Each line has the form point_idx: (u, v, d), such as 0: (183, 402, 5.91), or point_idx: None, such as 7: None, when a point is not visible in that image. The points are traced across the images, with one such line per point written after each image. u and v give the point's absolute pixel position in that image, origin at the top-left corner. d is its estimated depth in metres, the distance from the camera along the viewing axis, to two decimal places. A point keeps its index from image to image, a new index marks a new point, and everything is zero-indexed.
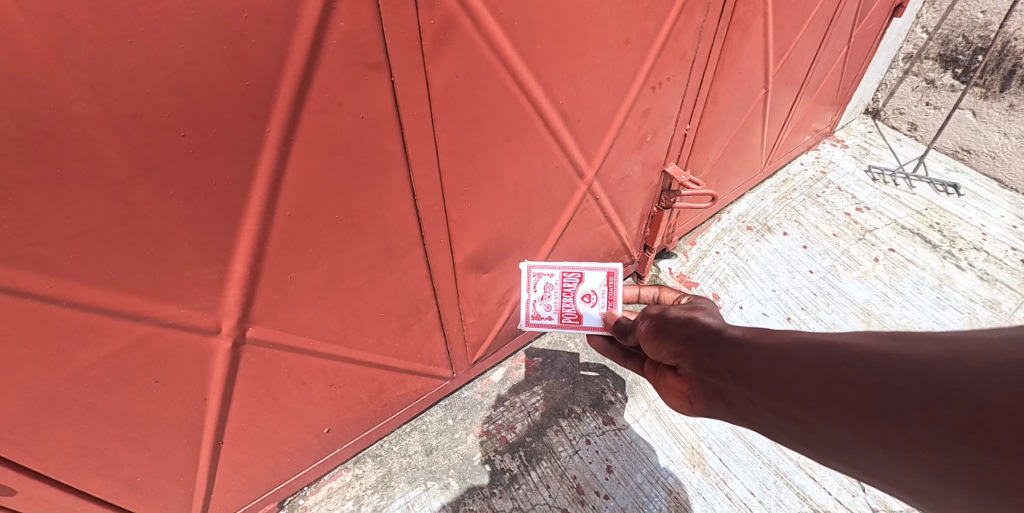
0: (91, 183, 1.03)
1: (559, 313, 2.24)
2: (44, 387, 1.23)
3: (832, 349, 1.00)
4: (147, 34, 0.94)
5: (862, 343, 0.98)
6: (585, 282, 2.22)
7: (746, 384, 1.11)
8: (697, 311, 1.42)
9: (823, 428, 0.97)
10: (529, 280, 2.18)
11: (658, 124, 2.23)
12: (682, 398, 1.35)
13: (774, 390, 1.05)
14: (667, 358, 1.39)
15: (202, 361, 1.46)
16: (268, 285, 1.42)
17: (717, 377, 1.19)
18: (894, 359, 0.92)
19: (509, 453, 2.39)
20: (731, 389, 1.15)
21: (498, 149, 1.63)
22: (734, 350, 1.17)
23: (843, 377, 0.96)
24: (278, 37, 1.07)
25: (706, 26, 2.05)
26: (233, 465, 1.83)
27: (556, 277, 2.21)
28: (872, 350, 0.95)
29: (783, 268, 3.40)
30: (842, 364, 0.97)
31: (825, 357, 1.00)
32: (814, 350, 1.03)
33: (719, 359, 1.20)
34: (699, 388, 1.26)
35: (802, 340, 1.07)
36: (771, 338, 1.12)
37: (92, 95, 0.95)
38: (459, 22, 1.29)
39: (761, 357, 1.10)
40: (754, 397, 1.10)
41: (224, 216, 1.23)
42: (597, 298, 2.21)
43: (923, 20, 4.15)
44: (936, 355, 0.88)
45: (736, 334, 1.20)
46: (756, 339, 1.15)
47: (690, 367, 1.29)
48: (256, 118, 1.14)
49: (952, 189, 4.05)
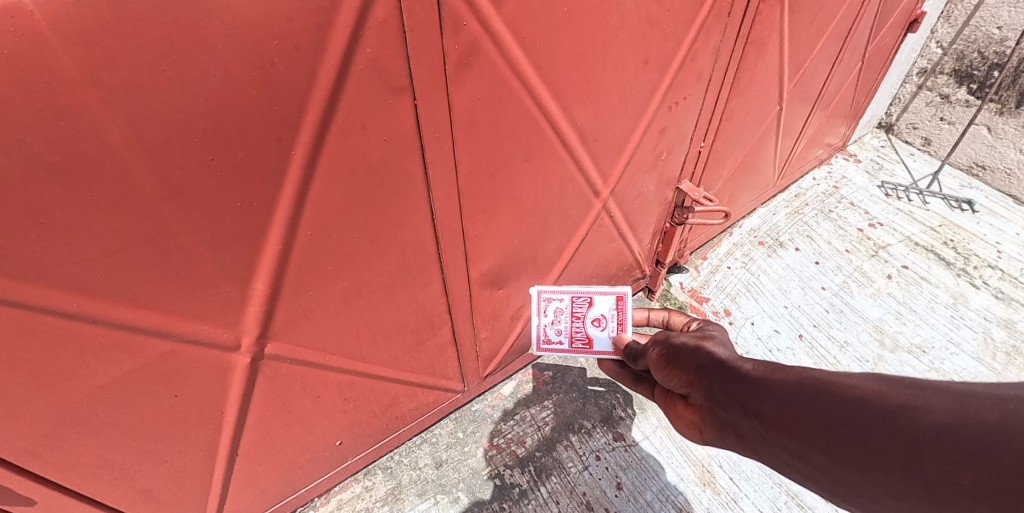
0: (120, 205, 1.05)
1: (569, 337, 2.24)
2: (67, 400, 1.25)
3: (844, 391, 0.99)
4: (181, 61, 0.96)
5: (874, 386, 0.97)
6: (594, 306, 2.21)
7: (758, 420, 1.10)
8: (707, 340, 1.41)
9: (835, 471, 0.96)
10: (539, 305, 2.20)
11: (674, 142, 2.23)
12: (692, 427, 1.34)
13: (786, 427, 1.04)
14: (679, 386, 1.38)
15: (220, 376, 1.47)
16: (288, 301, 1.43)
17: (729, 409, 1.19)
18: (906, 406, 0.91)
19: (518, 468, 2.39)
20: (743, 423, 1.14)
21: (517, 168, 1.64)
22: (746, 383, 1.16)
23: (856, 420, 0.95)
24: (306, 63, 1.09)
25: (724, 45, 2.06)
26: (247, 477, 1.84)
27: (566, 302, 2.22)
28: (885, 397, 0.95)
29: (795, 284, 3.38)
30: (856, 407, 0.96)
31: (838, 399, 0.99)
32: (826, 389, 1.01)
33: (731, 391, 1.19)
34: (709, 418, 1.25)
35: (814, 377, 1.06)
36: (782, 374, 1.11)
37: (125, 120, 0.97)
38: (482, 46, 1.31)
39: (772, 393, 1.10)
40: (765, 434, 1.08)
41: (248, 235, 1.25)
42: (606, 322, 2.21)
43: (938, 35, 4.13)
44: (949, 407, 0.87)
45: (748, 367, 1.19)
46: (767, 373, 1.14)
47: (701, 397, 1.28)
48: (283, 141, 1.15)
49: (966, 205, 4.01)
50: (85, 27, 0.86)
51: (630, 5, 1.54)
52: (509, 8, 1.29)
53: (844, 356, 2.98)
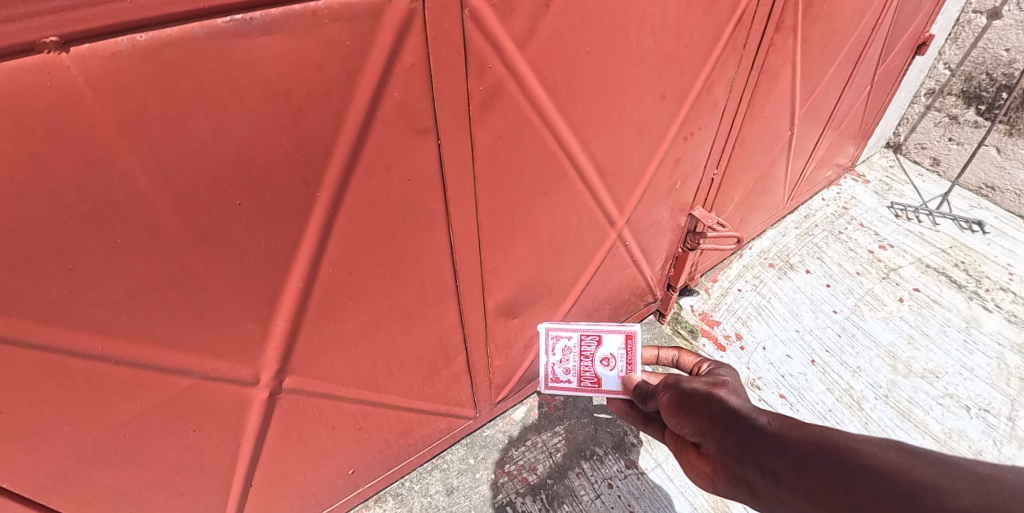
0: (148, 249, 1.06)
1: (577, 376, 2.11)
2: (87, 438, 1.25)
3: (863, 459, 0.96)
4: (213, 112, 0.97)
5: (895, 458, 0.92)
6: (603, 345, 2.09)
7: (774, 480, 1.07)
8: (719, 387, 1.39)
9: None
10: (547, 342, 2.13)
11: (688, 171, 2.24)
12: (704, 477, 1.30)
13: (805, 492, 1.00)
14: (690, 434, 1.35)
15: (238, 410, 1.47)
16: (308, 336, 1.43)
17: (744, 464, 1.15)
18: (929, 484, 0.86)
19: (530, 496, 2.36)
20: (758, 481, 1.11)
21: (535, 202, 1.64)
22: (762, 438, 1.14)
23: (875, 492, 0.90)
24: (334, 108, 1.10)
25: (738, 76, 2.07)
26: (260, 507, 1.83)
27: (574, 340, 2.12)
28: (906, 472, 0.89)
29: (806, 308, 3.36)
30: (875, 479, 0.91)
31: (857, 467, 0.95)
32: (845, 455, 0.98)
33: (745, 446, 1.16)
34: (722, 471, 1.22)
35: (833, 440, 1.03)
36: (800, 432, 1.09)
37: (157, 169, 0.98)
38: (505, 87, 1.32)
39: (789, 453, 1.07)
40: (782, 496, 1.05)
41: (271, 274, 1.25)
42: (615, 362, 2.06)
43: (946, 57, 4.15)
44: (977, 493, 0.81)
45: (764, 421, 1.17)
46: (784, 430, 1.12)
47: (713, 448, 1.25)
48: (309, 184, 1.16)
49: (977, 227, 3.99)
50: (122, 82, 0.87)
51: (649, 42, 1.56)
52: (532, 49, 1.30)
53: (857, 382, 2.95)
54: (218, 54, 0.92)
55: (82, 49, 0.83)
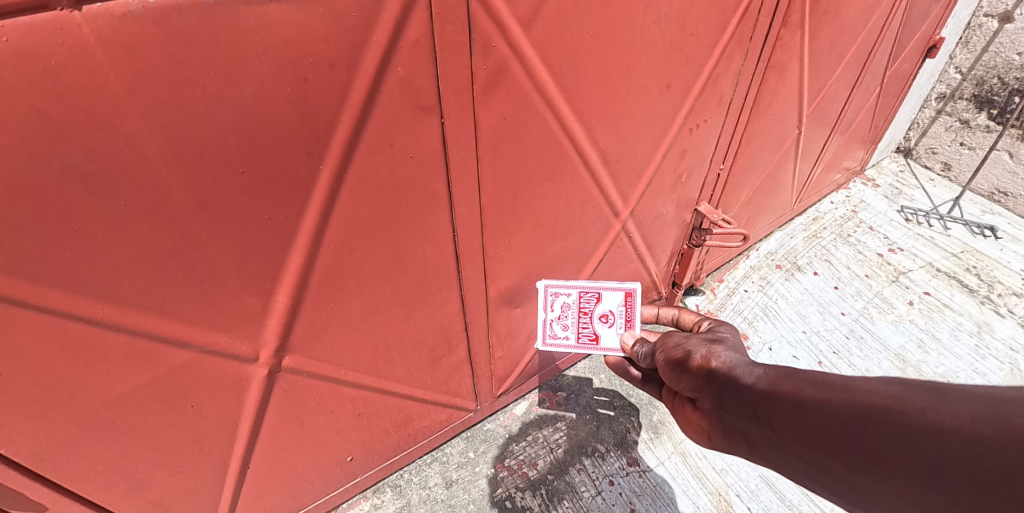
0: (152, 215, 1.07)
1: (575, 333, 2.07)
2: (87, 408, 1.26)
3: (861, 396, 0.96)
4: (219, 77, 0.97)
5: (895, 392, 0.92)
6: (603, 302, 2.04)
7: (770, 429, 1.08)
8: (716, 343, 1.39)
9: (859, 485, 0.92)
10: (546, 299, 2.03)
11: (693, 164, 2.23)
12: (700, 432, 1.33)
13: (801, 439, 1.02)
14: (686, 390, 1.37)
15: (237, 388, 1.48)
16: (308, 315, 1.44)
17: (740, 416, 1.17)
18: (931, 413, 0.86)
19: (530, 491, 2.34)
20: (756, 431, 1.13)
21: (539, 189, 1.64)
22: (757, 389, 1.15)
23: (880, 429, 0.91)
24: (339, 81, 1.10)
25: (745, 69, 2.06)
26: (257, 491, 1.83)
27: (574, 297, 2.04)
28: (907, 404, 0.90)
29: (814, 309, 3.32)
30: (876, 415, 0.92)
31: (858, 406, 0.95)
32: (841, 396, 0.99)
33: (741, 398, 1.17)
34: (718, 426, 1.24)
35: (830, 381, 1.03)
36: (795, 378, 1.09)
37: (163, 133, 0.99)
38: (510, 68, 1.32)
39: (786, 400, 1.07)
40: (781, 443, 1.06)
41: (273, 248, 1.26)
42: (614, 318, 2.04)
43: (957, 61, 4.11)
44: (976, 412, 0.82)
45: (758, 372, 1.18)
46: (779, 378, 1.13)
47: (709, 403, 1.26)
48: (312, 156, 1.16)
49: (989, 232, 3.93)
50: (130, 43, 0.89)
51: (655, 29, 1.55)
52: (537, 31, 1.31)
53: None
54: (224, 20, 0.93)
55: (93, 8, 0.84)
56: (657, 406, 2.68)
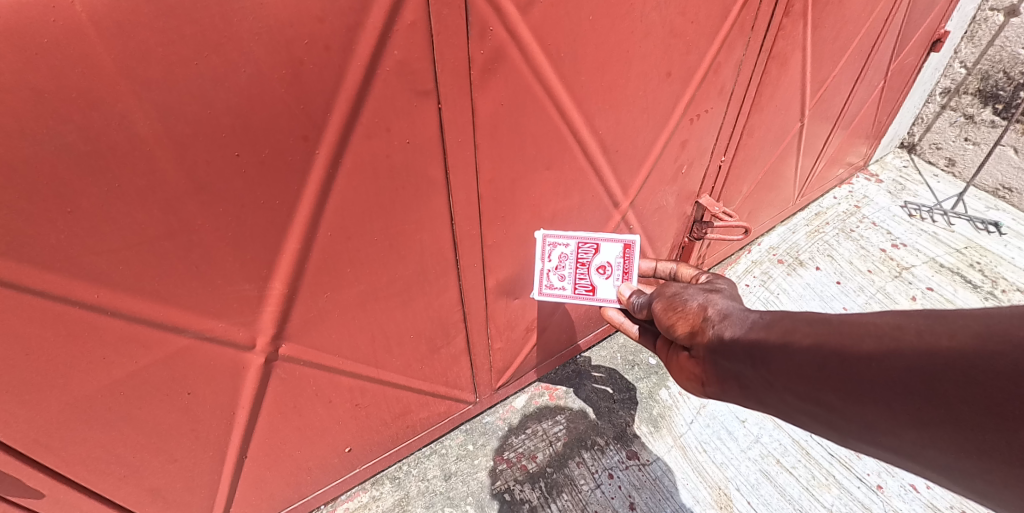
0: (147, 197, 1.06)
1: (572, 284, 1.96)
2: (83, 393, 1.26)
3: (855, 326, 1.00)
4: (213, 57, 0.97)
5: (890, 319, 0.96)
6: (601, 253, 1.94)
7: (765, 367, 1.13)
8: (714, 293, 1.46)
9: (848, 409, 0.96)
10: (543, 250, 1.88)
11: (694, 156, 2.21)
12: (695, 380, 1.41)
13: (795, 372, 1.06)
14: (682, 339, 1.44)
15: (234, 375, 1.48)
16: (305, 303, 1.43)
17: (734, 360, 1.23)
18: (921, 333, 0.90)
19: (529, 484, 2.33)
20: (748, 372, 1.18)
21: (537, 177, 1.63)
22: (752, 332, 1.21)
23: (872, 351, 0.95)
24: (335, 64, 1.10)
25: (746, 59, 2.04)
26: (255, 480, 1.84)
27: (572, 247, 1.90)
28: (900, 327, 0.93)
29: (815, 304, 3.30)
30: (869, 341, 0.96)
31: (853, 335, 0.99)
32: (835, 329, 1.03)
33: (736, 342, 1.23)
34: (712, 371, 1.31)
35: (826, 318, 1.08)
36: (791, 319, 1.15)
37: (156, 113, 0.98)
38: (507, 53, 1.31)
39: (781, 337, 1.12)
40: (772, 380, 1.12)
41: (269, 233, 1.25)
42: (612, 270, 1.95)
43: (962, 55, 4.08)
44: (970, 328, 0.84)
45: (754, 318, 1.24)
46: (775, 320, 1.19)
47: (704, 350, 1.33)
48: (308, 140, 1.16)
49: (993, 228, 3.89)
50: (123, 21, 0.88)
51: (655, 16, 1.54)
52: (535, 15, 1.29)
53: None
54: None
55: None
56: (657, 400, 2.67)
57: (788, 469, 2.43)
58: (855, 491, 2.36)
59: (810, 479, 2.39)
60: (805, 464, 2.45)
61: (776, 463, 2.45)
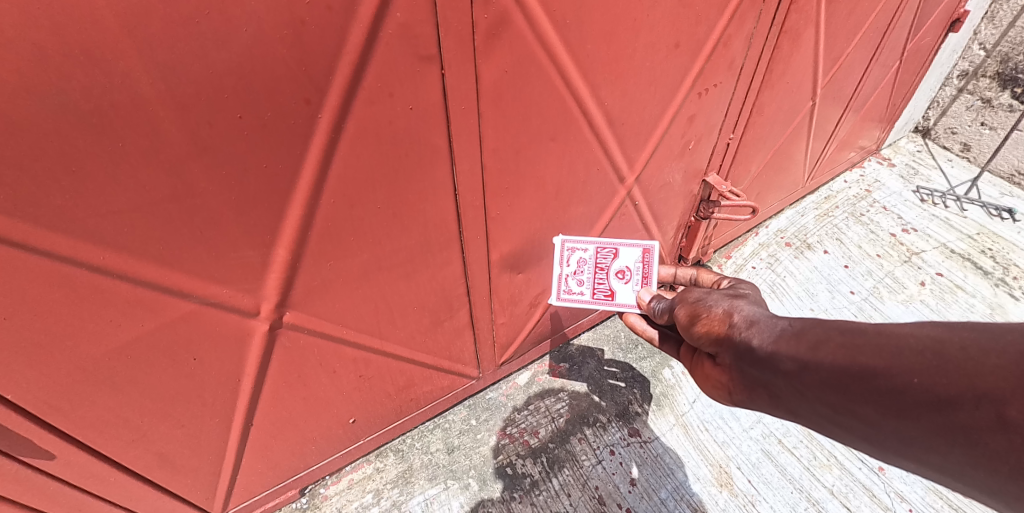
0: (151, 158, 1.07)
1: (591, 288, 2.10)
2: (91, 355, 1.29)
3: (895, 338, 0.99)
4: (213, 15, 0.95)
5: (929, 332, 0.96)
6: (619, 258, 2.09)
7: (796, 377, 1.12)
8: (738, 299, 1.45)
9: (887, 423, 0.96)
10: (562, 254, 2.05)
11: (702, 132, 2.18)
12: (720, 387, 1.40)
13: (827, 383, 1.05)
14: (706, 345, 1.43)
15: (239, 342, 1.51)
16: (308, 271, 1.45)
17: (760, 368, 1.22)
18: (969, 349, 0.89)
19: (531, 458, 2.36)
20: (776, 381, 1.18)
21: (542, 148, 1.62)
22: (781, 339, 1.19)
23: (913, 366, 0.94)
24: (336, 25, 1.08)
25: (758, 32, 1.98)
26: (261, 448, 1.89)
27: (590, 252, 2.07)
28: (944, 343, 0.93)
29: (822, 288, 3.26)
30: (909, 355, 0.95)
31: (891, 347, 0.98)
32: (872, 340, 1.03)
33: (762, 350, 1.22)
34: (738, 379, 1.30)
35: (861, 327, 1.07)
36: (823, 327, 1.13)
37: (159, 73, 0.98)
38: (512, 18, 1.28)
39: (812, 346, 1.11)
40: (803, 390, 1.11)
41: (272, 200, 1.26)
42: (631, 274, 2.09)
43: (981, 37, 3.96)
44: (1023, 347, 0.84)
45: (783, 324, 1.23)
46: (805, 328, 1.17)
47: (729, 356, 1.33)
48: (310, 104, 1.15)
49: (1007, 214, 3.82)
50: None
51: None
52: None
53: None
54: None
55: None
56: (660, 379, 2.67)
57: (790, 449, 2.44)
58: (857, 472, 2.37)
59: (812, 460, 2.40)
60: (807, 445, 2.45)
61: (778, 443, 2.46)
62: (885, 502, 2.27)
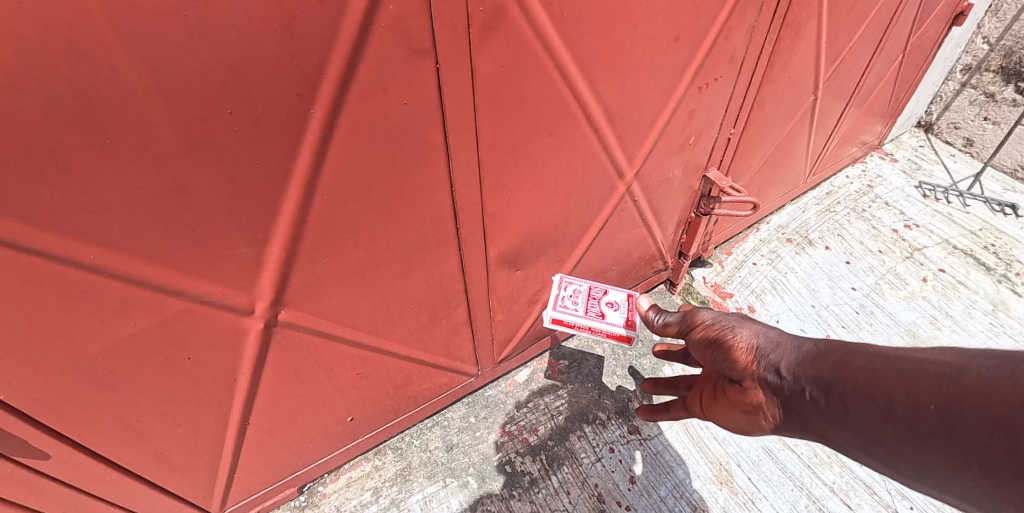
0: (140, 154, 1.05)
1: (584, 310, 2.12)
2: (84, 354, 1.28)
3: (916, 365, 1.07)
4: (201, 7, 0.93)
5: (950, 360, 1.04)
6: (611, 293, 2.21)
7: (822, 401, 1.19)
8: (750, 319, 1.51)
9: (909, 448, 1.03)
10: (558, 280, 2.18)
11: (703, 126, 2.15)
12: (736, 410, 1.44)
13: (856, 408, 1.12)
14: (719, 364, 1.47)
15: (234, 340, 1.49)
16: (303, 268, 1.43)
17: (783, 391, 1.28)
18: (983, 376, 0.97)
19: (530, 456, 2.35)
20: (801, 403, 1.24)
21: (539, 143, 1.60)
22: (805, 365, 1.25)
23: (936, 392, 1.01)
24: (327, 17, 1.06)
25: (759, 26, 1.95)
26: (258, 446, 1.88)
27: (584, 286, 2.22)
28: (961, 369, 1.01)
29: (824, 284, 3.23)
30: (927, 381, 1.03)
31: (915, 374, 1.06)
32: (895, 367, 1.10)
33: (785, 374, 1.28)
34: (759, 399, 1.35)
35: (881, 355, 1.15)
36: (846, 353, 1.20)
37: (146, 68, 0.96)
38: (508, 10, 1.26)
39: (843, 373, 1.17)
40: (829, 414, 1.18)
41: (265, 196, 1.24)
42: (620, 306, 2.16)
43: (985, 31, 3.92)
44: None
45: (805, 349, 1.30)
46: (828, 352, 1.24)
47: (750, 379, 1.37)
48: (302, 98, 1.13)
49: (1010, 210, 3.79)
50: None
51: None
52: None
53: None
54: None
55: None
56: (660, 376, 2.66)
57: (791, 446, 2.43)
58: (858, 470, 2.35)
59: (813, 457, 2.39)
60: (808, 442, 2.44)
61: (779, 440, 2.44)
62: (886, 499, 2.26)
